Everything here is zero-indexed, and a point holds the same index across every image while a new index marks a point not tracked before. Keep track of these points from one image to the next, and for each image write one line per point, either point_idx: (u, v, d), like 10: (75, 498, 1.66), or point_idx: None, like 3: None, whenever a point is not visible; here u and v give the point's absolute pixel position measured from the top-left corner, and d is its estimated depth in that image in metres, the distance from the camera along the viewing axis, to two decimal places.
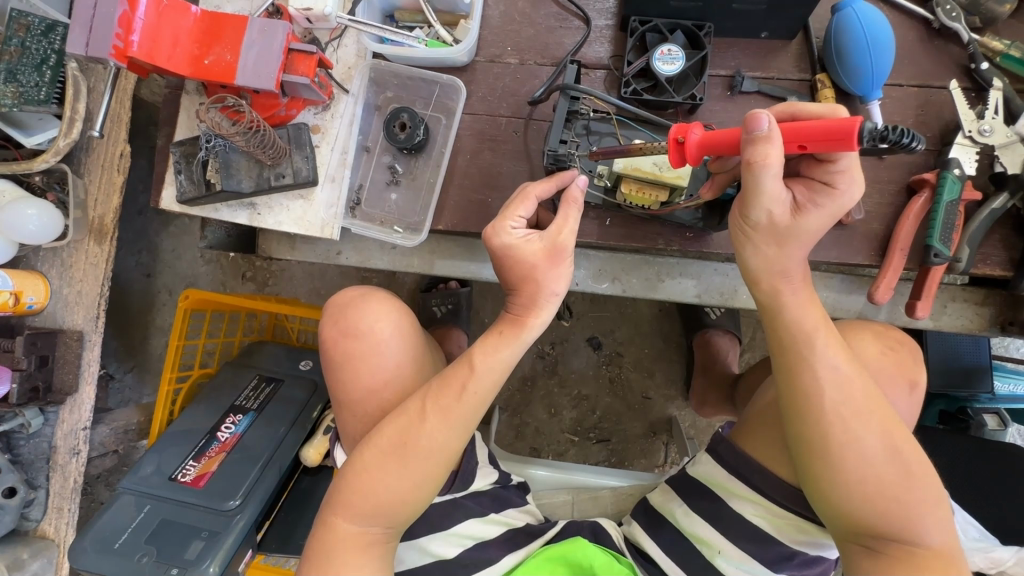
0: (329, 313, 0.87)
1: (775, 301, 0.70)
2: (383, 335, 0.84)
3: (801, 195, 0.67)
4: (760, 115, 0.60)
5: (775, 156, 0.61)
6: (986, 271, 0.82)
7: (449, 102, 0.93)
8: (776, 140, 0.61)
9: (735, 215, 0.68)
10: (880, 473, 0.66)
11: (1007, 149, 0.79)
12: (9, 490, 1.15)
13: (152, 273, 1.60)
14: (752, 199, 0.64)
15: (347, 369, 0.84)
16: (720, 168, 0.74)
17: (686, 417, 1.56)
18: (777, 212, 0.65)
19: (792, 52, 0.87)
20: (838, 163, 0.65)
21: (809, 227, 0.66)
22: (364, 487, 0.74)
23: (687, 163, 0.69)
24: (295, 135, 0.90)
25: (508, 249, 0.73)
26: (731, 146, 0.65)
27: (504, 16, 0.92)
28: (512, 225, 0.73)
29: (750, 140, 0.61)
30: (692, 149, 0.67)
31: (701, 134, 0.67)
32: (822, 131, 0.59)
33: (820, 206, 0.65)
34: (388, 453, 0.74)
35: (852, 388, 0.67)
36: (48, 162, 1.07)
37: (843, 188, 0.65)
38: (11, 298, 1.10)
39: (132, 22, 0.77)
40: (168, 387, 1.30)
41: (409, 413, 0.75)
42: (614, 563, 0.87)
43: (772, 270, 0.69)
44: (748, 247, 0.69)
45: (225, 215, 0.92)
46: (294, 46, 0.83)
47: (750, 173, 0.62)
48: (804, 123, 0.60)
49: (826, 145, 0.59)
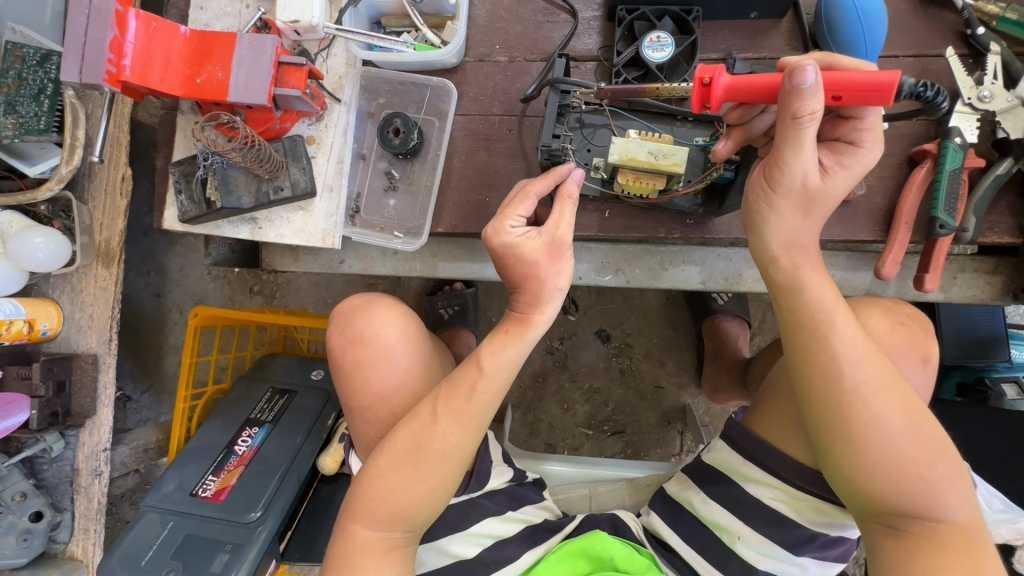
0: (336, 322, 0.88)
1: (785, 283, 0.69)
2: (390, 341, 0.84)
3: (827, 158, 0.65)
4: (808, 67, 0.56)
5: (818, 110, 0.58)
6: (994, 239, 0.80)
7: (441, 104, 0.92)
8: (819, 93, 0.57)
9: (761, 182, 0.65)
10: (901, 448, 0.65)
11: (1009, 114, 0.77)
12: (36, 514, 1.17)
13: (162, 293, 1.62)
14: (786, 162, 0.62)
15: (356, 376, 0.84)
16: (739, 119, 0.68)
17: (700, 404, 1.55)
18: (810, 176, 0.63)
19: (783, 30, 0.86)
20: (866, 119, 0.64)
21: (837, 190, 0.65)
22: (381, 493, 0.74)
23: (710, 107, 0.65)
24: (290, 148, 0.90)
25: (508, 248, 0.73)
26: (762, 91, 0.62)
27: (491, 14, 0.92)
28: (512, 223, 0.73)
29: (794, 94, 0.57)
30: (718, 92, 0.63)
31: (730, 77, 0.63)
32: (863, 83, 0.57)
33: (846, 167, 0.64)
34: (402, 457, 0.75)
35: (866, 366, 0.66)
36: (52, 190, 1.09)
37: (868, 147, 0.64)
38: (26, 326, 1.12)
39: (123, 46, 0.78)
40: (184, 404, 1.32)
41: (420, 417, 0.75)
42: (633, 554, 0.89)
43: (781, 247, 0.68)
44: (772, 216, 0.66)
45: (227, 231, 0.93)
46: (284, 59, 0.83)
47: (793, 126, 0.59)
48: (844, 73, 0.58)
49: (864, 98, 0.58)
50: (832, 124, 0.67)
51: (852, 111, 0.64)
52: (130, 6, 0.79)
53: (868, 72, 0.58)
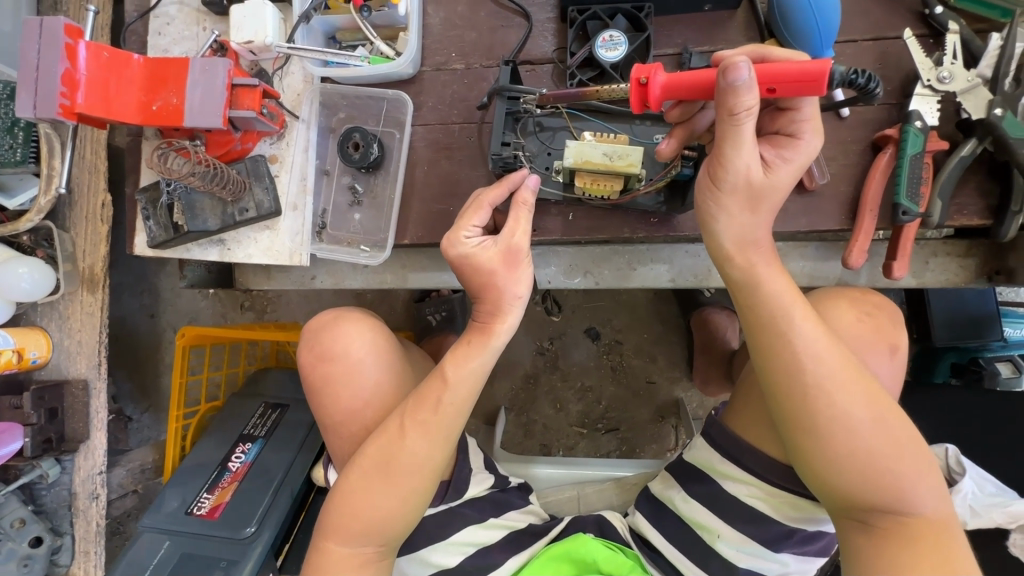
0: (306, 339, 0.88)
1: (744, 279, 0.68)
2: (360, 355, 0.84)
3: (769, 152, 0.66)
4: (741, 64, 0.56)
5: (754, 105, 0.59)
6: (963, 222, 0.79)
7: (399, 115, 0.92)
8: (754, 88, 0.58)
9: (706, 181, 0.66)
10: (869, 443, 0.64)
11: (969, 95, 0.75)
12: (36, 539, 1.18)
13: (155, 313, 1.63)
14: (727, 160, 0.63)
15: (327, 393, 0.84)
16: (680, 116, 0.72)
17: (693, 398, 1.54)
18: (753, 172, 0.64)
19: (739, 20, 0.85)
20: (803, 110, 0.65)
21: (781, 183, 0.66)
22: (353, 509, 0.75)
23: (649, 106, 0.67)
24: (253, 168, 0.91)
25: (465, 258, 0.73)
26: (697, 88, 0.64)
27: (445, 21, 0.91)
28: (467, 233, 0.73)
29: (730, 91, 0.58)
30: (656, 91, 0.65)
31: (666, 76, 0.65)
32: (795, 74, 0.58)
33: (788, 159, 0.65)
34: (373, 473, 0.75)
35: (830, 360, 0.65)
36: (32, 221, 1.09)
37: (808, 137, 0.66)
38: (15, 355, 1.12)
39: (76, 78, 0.78)
40: (176, 424, 1.33)
41: (389, 431, 0.75)
42: (617, 555, 0.86)
43: (733, 245, 0.68)
44: (721, 215, 0.67)
45: (197, 254, 0.94)
46: (237, 81, 0.84)
47: (731, 123, 0.60)
48: (776, 65, 0.59)
49: (798, 89, 0.59)
50: (771, 116, 0.69)
51: (788, 102, 0.65)
52: (81, 38, 0.79)
53: (799, 63, 0.59)
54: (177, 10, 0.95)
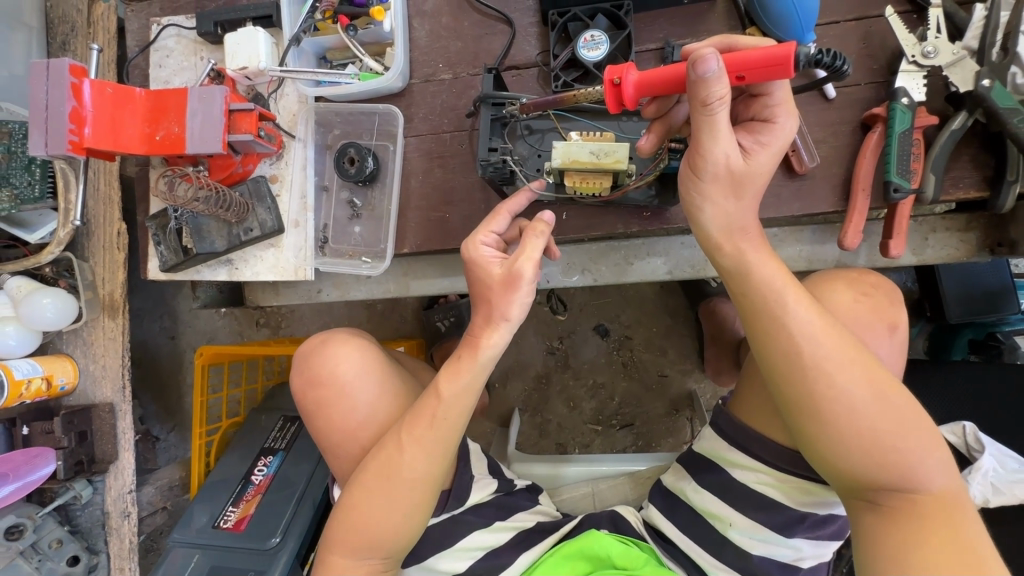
0: (298, 364, 0.91)
1: (737, 264, 0.69)
2: (348, 376, 0.87)
3: (746, 139, 0.67)
4: (709, 56, 0.57)
5: (725, 94, 0.60)
6: (959, 195, 0.78)
7: (391, 128, 0.95)
8: (724, 77, 0.59)
9: (688, 171, 0.66)
10: (872, 422, 0.64)
11: (957, 67, 0.75)
12: (73, 558, 1.22)
13: (175, 335, 1.68)
14: (705, 150, 0.63)
15: (321, 416, 0.87)
16: (657, 112, 0.74)
17: (706, 389, 1.54)
18: (733, 160, 0.64)
19: (720, 10, 0.85)
20: (774, 95, 0.67)
21: (762, 168, 0.66)
22: (354, 524, 0.77)
23: (626, 105, 0.68)
24: (255, 189, 0.94)
25: (476, 262, 0.76)
26: (668, 83, 0.65)
27: (431, 33, 0.94)
28: (484, 237, 0.78)
29: (700, 83, 0.58)
30: (630, 90, 0.66)
31: (638, 74, 0.66)
32: (761, 59, 0.59)
33: (766, 144, 0.66)
34: (373, 486, 0.77)
35: (829, 341, 0.65)
36: (53, 253, 1.13)
37: (783, 120, 0.67)
38: (44, 383, 1.17)
39: (83, 115, 0.82)
40: (200, 440, 1.37)
41: (387, 446, 0.78)
42: (631, 549, 0.87)
43: (722, 232, 0.69)
44: (706, 205, 0.67)
45: (207, 275, 0.97)
46: (234, 106, 0.87)
47: (705, 114, 0.61)
48: (741, 53, 0.60)
49: (768, 74, 0.60)
50: (746, 103, 0.71)
51: (760, 88, 0.67)
52: (86, 76, 0.83)
53: (764, 49, 0.60)
54: (175, 42, 0.99)
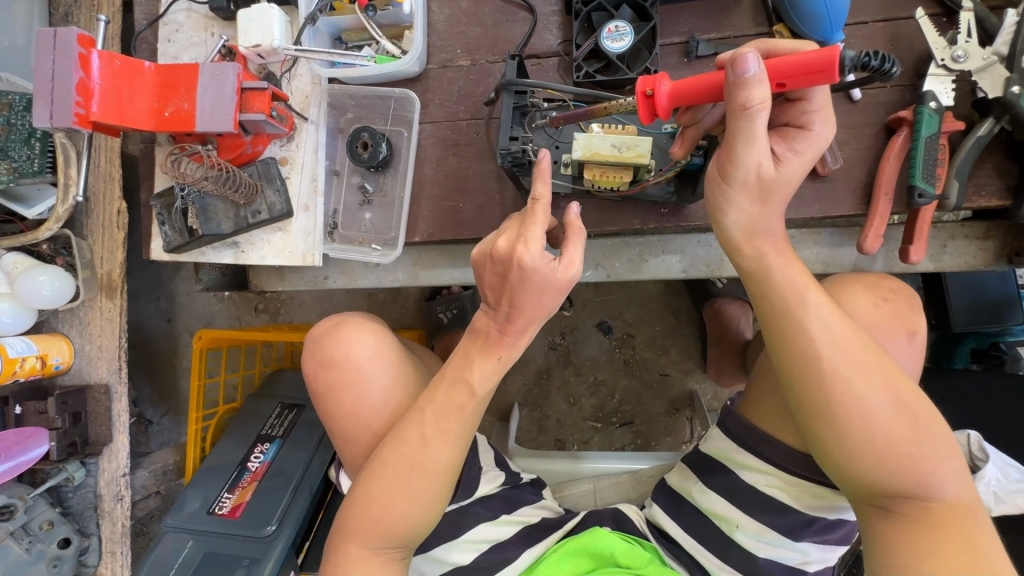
0: (310, 346, 0.90)
1: (752, 269, 0.68)
2: (362, 359, 0.86)
3: (779, 146, 0.66)
4: (748, 57, 0.56)
5: (765, 99, 0.58)
6: (981, 203, 0.77)
7: (406, 113, 0.93)
8: (764, 81, 0.58)
9: (715, 177, 0.65)
10: (887, 429, 0.63)
11: (986, 72, 0.74)
12: (64, 540, 1.19)
13: (172, 318, 1.66)
14: (739, 153, 0.62)
15: (331, 398, 0.86)
16: (691, 120, 0.71)
17: (707, 389, 1.53)
18: (764, 166, 0.63)
19: (746, 6, 0.84)
20: (813, 101, 0.65)
21: (794, 176, 0.65)
22: (372, 514, 0.75)
23: (659, 116, 0.67)
24: (264, 171, 0.92)
25: (525, 264, 0.66)
26: (707, 91, 0.63)
27: (450, 18, 0.91)
28: (500, 242, 0.68)
29: (740, 85, 0.57)
30: (663, 101, 0.65)
31: (672, 83, 0.65)
32: (803, 66, 0.58)
33: (799, 152, 0.65)
34: (394, 474, 0.74)
35: (848, 345, 0.65)
36: (52, 229, 1.10)
37: (819, 128, 0.65)
38: (38, 361, 1.14)
39: (89, 88, 0.80)
40: (196, 425, 1.34)
41: (410, 437, 0.75)
42: (635, 548, 0.86)
43: (743, 236, 0.68)
44: (730, 210, 0.66)
45: (212, 257, 0.95)
46: (247, 84, 0.85)
47: (741, 120, 0.59)
48: (783, 60, 0.59)
49: (809, 81, 0.58)
50: (781, 107, 0.68)
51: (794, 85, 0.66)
52: (93, 47, 0.81)
53: (806, 55, 0.58)
54: (185, 16, 0.96)
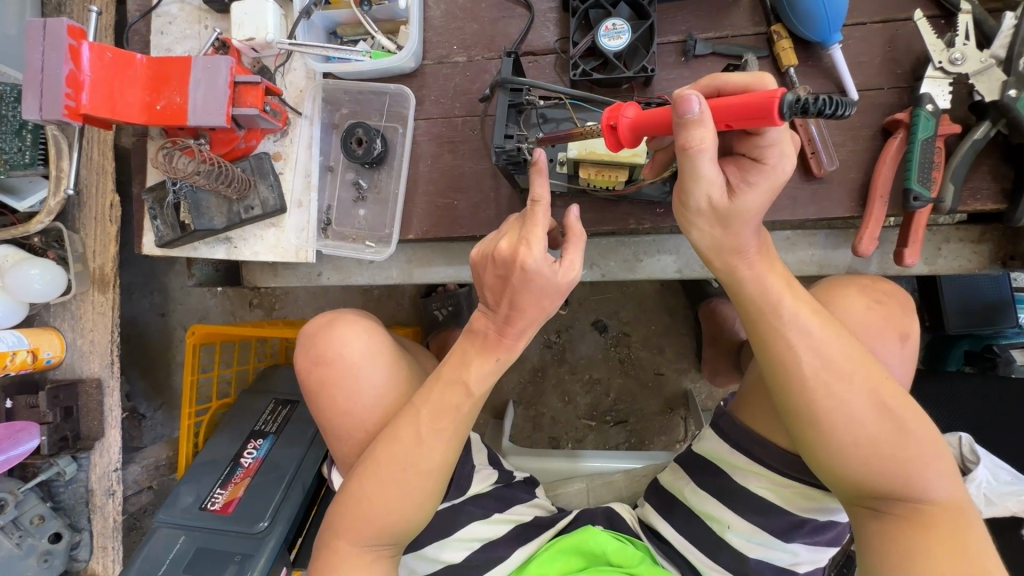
0: (302, 343, 0.89)
1: (732, 278, 0.68)
2: (356, 356, 0.85)
3: (733, 177, 0.63)
4: (689, 97, 0.55)
5: (707, 139, 0.57)
6: (976, 206, 0.77)
7: (401, 110, 0.92)
8: (708, 121, 0.56)
9: (676, 202, 0.65)
10: (872, 432, 0.63)
11: (982, 76, 0.73)
12: (55, 535, 1.18)
13: (166, 312, 1.65)
14: (690, 184, 0.61)
15: (325, 395, 0.86)
16: (658, 146, 0.71)
17: (701, 389, 1.53)
18: (715, 197, 0.62)
19: (745, 6, 0.83)
20: (767, 135, 0.61)
21: (749, 208, 0.62)
22: (363, 517, 0.74)
23: (624, 145, 0.66)
24: (257, 165, 0.91)
25: (528, 266, 0.65)
26: (658, 126, 0.61)
27: (447, 14, 0.91)
28: (501, 244, 0.67)
29: (682, 125, 0.56)
30: (626, 132, 0.64)
31: (632, 114, 0.63)
32: (745, 106, 0.55)
33: (753, 184, 0.62)
34: (383, 478, 0.74)
35: (831, 350, 0.64)
36: (43, 222, 1.09)
37: (775, 162, 0.62)
38: (29, 355, 1.13)
39: (80, 80, 0.79)
40: (189, 421, 1.34)
41: (404, 435, 0.74)
42: (626, 546, 0.86)
43: (711, 253, 0.67)
44: (692, 231, 0.67)
45: (204, 253, 0.94)
46: (239, 79, 0.84)
47: (687, 159, 0.58)
48: (728, 99, 0.56)
49: (752, 123, 0.56)
50: (738, 138, 0.65)
51: None
52: (84, 39, 0.80)
53: (749, 95, 0.55)
54: (178, 8, 0.95)
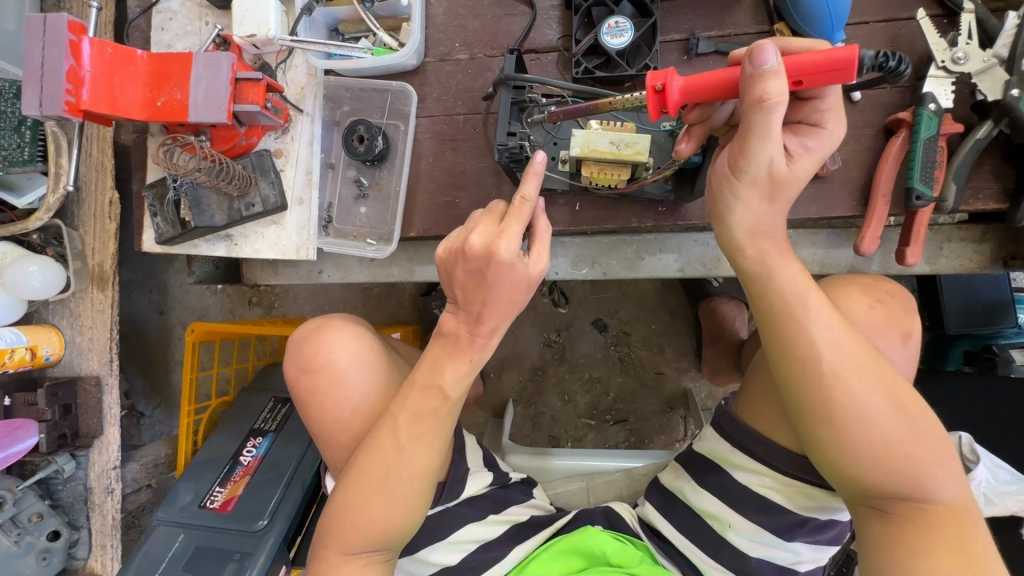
0: (292, 349, 0.89)
1: (760, 267, 0.68)
2: (340, 362, 0.85)
3: (791, 143, 0.65)
4: (768, 48, 0.57)
5: (781, 94, 0.58)
6: (978, 206, 0.77)
7: (403, 107, 0.92)
8: (782, 76, 0.58)
9: (727, 172, 0.65)
10: (886, 431, 0.63)
11: (986, 75, 0.74)
12: (54, 533, 1.18)
13: (164, 310, 1.64)
14: (755, 145, 0.61)
15: (314, 403, 0.86)
16: (698, 118, 0.70)
17: (702, 388, 1.53)
18: (777, 163, 0.63)
19: (747, 4, 0.83)
20: (825, 100, 0.64)
21: (805, 173, 0.64)
22: (353, 523, 0.74)
23: (667, 112, 0.65)
24: (258, 163, 0.91)
25: (504, 263, 0.66)
26: (720, 88, 0.62)
27: (449, 11, 0.90)
28: (475, 240, 0.67)
29: (759, 77, 0.58)
30: (675, 96, 0.63)
31: (682, 79, 0.63)
32: (822, 62, 0.57)
33: (812, 149, 0.65)
34: (372, 484, 0.74)
35: (848, 347, 0.64)
36: (42, 220, 1.08)
37: (830, 127, 0.65)
38: (28, 353, 1.12)
39: (80, 76, 0.78)
40: (188, 419, 1.33)
41: (385, 444, 0.74)
42: (626, 547, 0.86)
43: (746, 235, 0.67)
44: (737, 206, 0.66)
45: (205, 250, 0.94)
46: (241, 75, 0.84)
47: (759, 114, 0.59)
48: (802, 56, 0.58)
49: (828, 77, 0.58)
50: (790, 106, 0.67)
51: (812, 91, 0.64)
52: (84, 34, 0.79)
53: (821, 53, 0.58)
54: (179, 4, 0.95)
